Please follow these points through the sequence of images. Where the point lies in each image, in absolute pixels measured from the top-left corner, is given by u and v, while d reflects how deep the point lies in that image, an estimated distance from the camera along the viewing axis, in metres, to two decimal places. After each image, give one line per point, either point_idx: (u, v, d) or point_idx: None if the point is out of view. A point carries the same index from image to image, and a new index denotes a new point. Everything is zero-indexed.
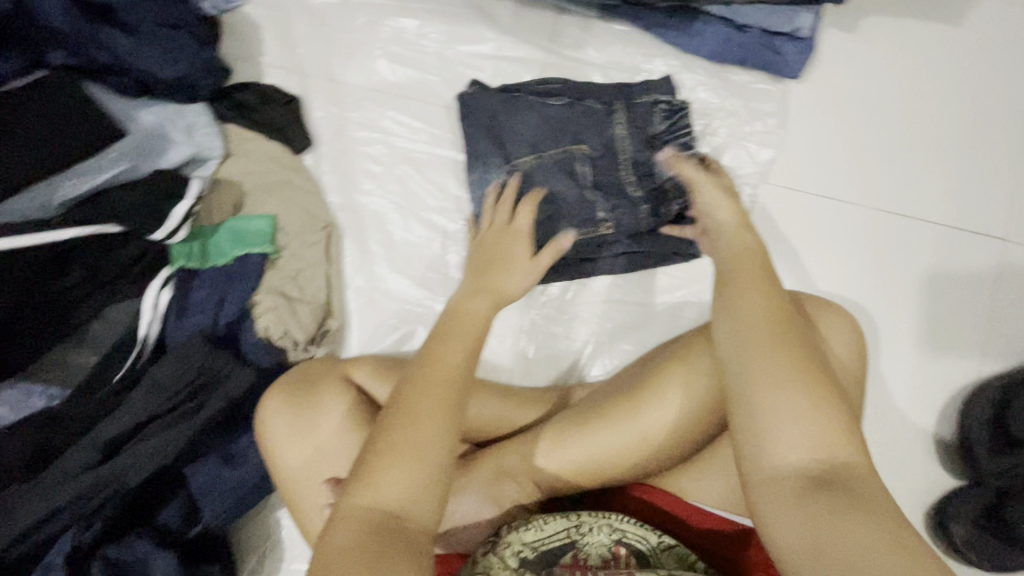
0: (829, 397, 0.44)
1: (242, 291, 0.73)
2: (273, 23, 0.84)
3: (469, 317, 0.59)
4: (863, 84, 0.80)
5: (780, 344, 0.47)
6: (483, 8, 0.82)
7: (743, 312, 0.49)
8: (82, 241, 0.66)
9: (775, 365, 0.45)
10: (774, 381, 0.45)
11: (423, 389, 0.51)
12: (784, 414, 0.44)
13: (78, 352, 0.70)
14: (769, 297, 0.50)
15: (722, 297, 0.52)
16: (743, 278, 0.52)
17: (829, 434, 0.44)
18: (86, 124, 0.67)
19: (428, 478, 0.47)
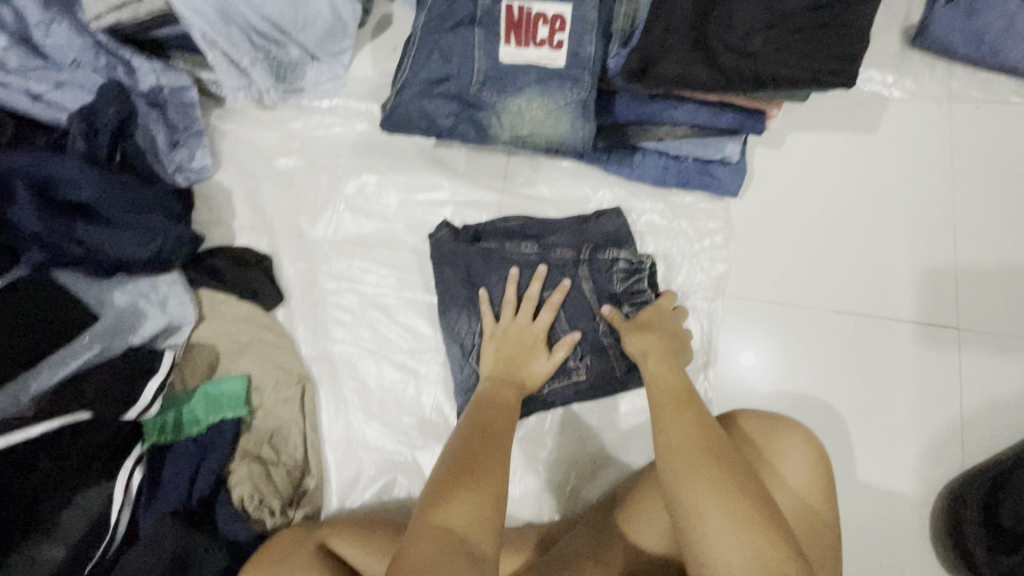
0: (764, 519, 0.48)
1: (215, 461, 0.72)
2: (243, 188, 0.89)
3: (499, 387, 0.70)
4: (794, 196, 0.86)
5: (710, 468, 0.51)
6: (438, 156, 0.89)
7: (674, 440, 0.54)
8: (53, 433, 0.67)
9: (706, 493, 0.50)
10: (708, 510, 0.49)
11: (466, 442, 0.59)
12: (725, 542, 0.48)
13: (45, 547, 0.67)
14: (692, 421, 0.55)
15: (657, 423, 0.56)
16: (673, 400, 0.58)
17: (773, 551, 0.47)
18: (60, 317, 0.70)
19: (488, 502, 0.52)
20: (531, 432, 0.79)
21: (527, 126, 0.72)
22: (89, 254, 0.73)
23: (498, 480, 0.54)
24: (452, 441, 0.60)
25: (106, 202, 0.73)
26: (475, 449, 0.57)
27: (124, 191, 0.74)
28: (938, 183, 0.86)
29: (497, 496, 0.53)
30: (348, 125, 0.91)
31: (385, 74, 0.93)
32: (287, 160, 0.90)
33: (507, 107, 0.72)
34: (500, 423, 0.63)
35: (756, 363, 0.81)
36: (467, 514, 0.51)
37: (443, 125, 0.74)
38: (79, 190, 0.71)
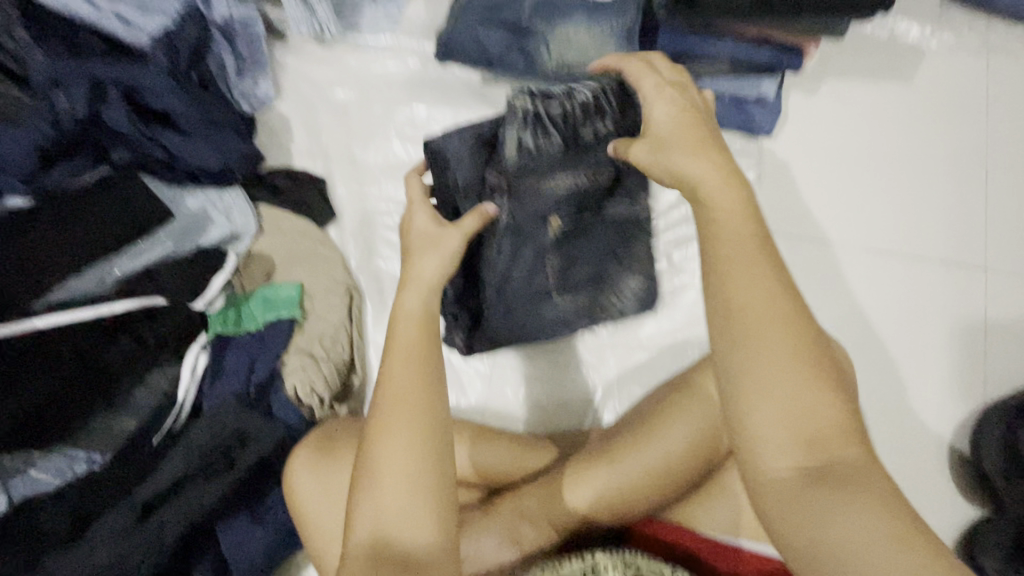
0: (830, 401, 0.42)
1: (272, 353, 0.78)
2: (301, 116, 0.96)
3: (405, 316, 0.54)
4: (824, 138, 0.89)
5: (772, 340, 0.42)
6: (484, 92, 0.94)
7: (730, 293, 0.43)
8: (134, 313, 0.73)
9: (772, 371, 0.41)
10: (775, 374, 0.41)
11: (407, 365, 0.51)
12: (784, 419, 0.41)
13: (121, 419, 0.74)
14: (768, 274, 0.44)
15: (719, 277, 0.44)
16: (752, 243, 0.45)
17: (827, 417, 0.42)
18: (142, 211, 0.75)
19: (423, 481, 0.48)
20: (561, 350, 0.84)
21: (573, 54, 0.77)
22: (167, 160, 0.80)
23: (403, 443, 0.48)
24: (395, 365, 0.51)
25: (183, 112, 0.79)
26: (383, 410, 0.50)
27: (199, 102, 0.80)
28: (973, 133, 0.87)
29: (433, 409, 0.50)
30: (400, 63, 0.97)
31: (437, 16, 0.98)
32: (342, 92, 0.96)
33: (556, 35, 0.76)
34: (420, 334, 0.53)
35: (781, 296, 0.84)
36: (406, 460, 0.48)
37: (493, 53, 0.79)
38: (160, 98, 0.78)
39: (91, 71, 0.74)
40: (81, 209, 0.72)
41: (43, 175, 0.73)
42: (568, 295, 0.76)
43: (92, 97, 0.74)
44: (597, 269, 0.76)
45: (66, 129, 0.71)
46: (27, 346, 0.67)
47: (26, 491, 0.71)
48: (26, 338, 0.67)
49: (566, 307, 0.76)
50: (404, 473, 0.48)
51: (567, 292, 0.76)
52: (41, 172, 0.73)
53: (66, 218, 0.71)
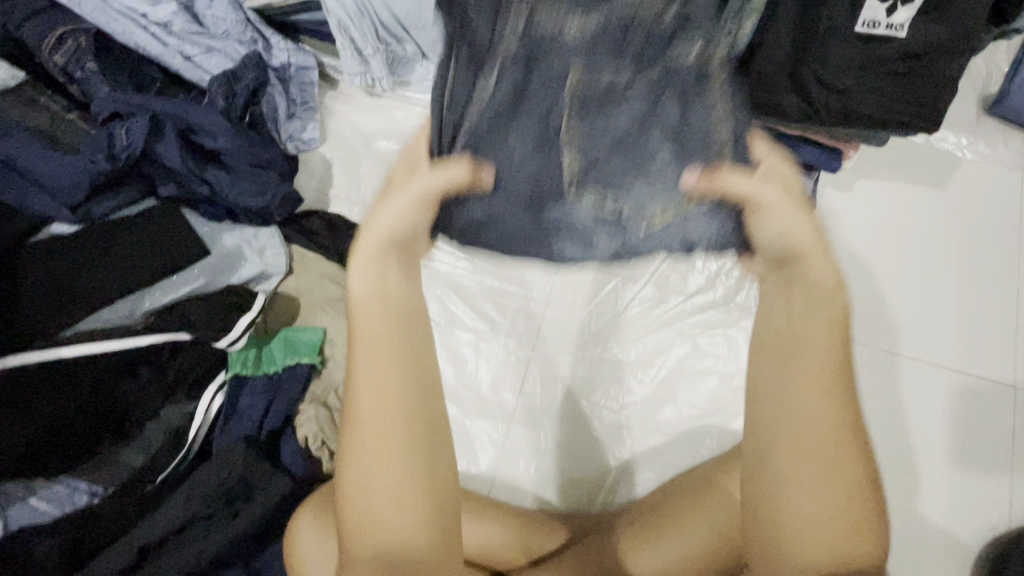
0: (862, 510, 0.44)
1: (287, 398, 0.78)
2: (343, 162, 0.98)
3: (372, 302, 0.47)
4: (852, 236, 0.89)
5: (827, 435, 0.44)
6: (523, 156, 0.96)
7: (804, 339, 0.46)
8: (158, 346, 0.73)
9: (807, 478, 0.44)
10: (809, 410, 0.45)
11: (376, 369, 0.46)
12: (803, 499, 0.44)
13: (127, 453, 0.73)
14: (825, 393, 0.45)
15: (768, 398, 0.46)
16: (827, 315, 0.47)
17: (846, 530, 0.44)
18: (180, 247, 0.77)
19: (423, 480, 0.46)
20: (577, 423, 0.83)
21: None
22: (212, 196, 0.81)
23: (403, 464, 0.45)
24: (365, 388, 0.46)
25: (235, 152, 0.81)
26: (382, 421, 0.46)
27: (250, 144, 0.82)
28: (1002, 245, 0.88)
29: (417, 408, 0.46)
30: None
31: None
32: (386, 143, 0.99)
33: None
34: (395, 328, 0.47)
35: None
36: (392, 485, 0.45)
37: None
38: (215, 138, 0.80)
39: (153, 107, 0.76)
40: (123, 241, 0.73)
41: (91, 202, 0.74)
42: (592, 190, 0.57)
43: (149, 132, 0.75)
44: (640, 169, 0.57)
45: (121, 163, 0.73)
46: (50, 373, 0.67)
47: (21, 520, 0.69)
48: (51, 365, 0.67)
49: (585, 207, 0.58)
50: (399, 488, 0.45)
51: (577, 139, 0.56)
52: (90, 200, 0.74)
53: (107, 249, 0.72)
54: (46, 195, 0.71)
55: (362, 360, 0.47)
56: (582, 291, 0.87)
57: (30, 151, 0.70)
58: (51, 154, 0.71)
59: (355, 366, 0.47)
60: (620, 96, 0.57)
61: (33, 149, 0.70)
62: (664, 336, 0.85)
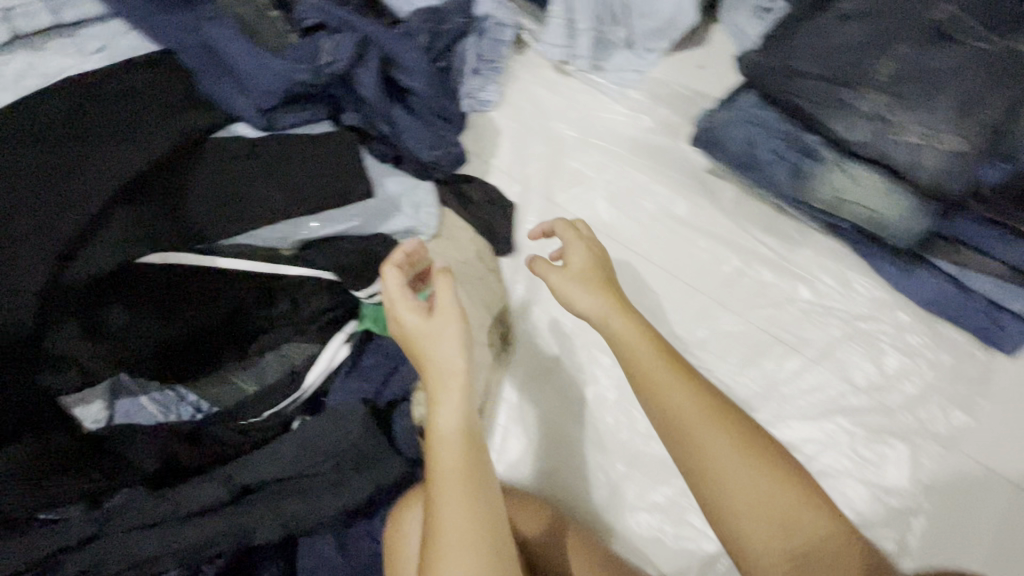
0: (789, 482, 0.55)
1: (412, 372, 0.72)
2: (513, 134, 0.90)
3: (444, 432, 0.60)
4: None
5: (791, 523, 0.53)
6: (707, 182, 0.86)
7: (652, 380, 0.58)
8: (301, 280, 0.68)
9: (756, 516, 0.54)
10: (764, 499, 0.54)
11: (458, 494, 0.57)
12: (754, 531, 0.54)
13: (241, 377, 0.69)
14: (698, 391, 0.57)
15: (656, 393, 0.58)
16: (674, 370, 0.58)
17: (795, 507, 0.54)
18: (348, 180, 0.70)
19: (493, 560, 0.55)
20: None
21: (853, 193, 0.68)
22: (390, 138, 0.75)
23: (472, 557, 0.54)
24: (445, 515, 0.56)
25: (426, 97, 0.74)
26: (465, 475, 0.58)
27: (443, 94, 0.75)
28: None
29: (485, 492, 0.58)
30: (632, 119, 0.90)
31: (687, 86, 0.91)
32: (562, 127, 0.90)
33: (841, 168, 0.68)
34: (461, 447, 0.60)
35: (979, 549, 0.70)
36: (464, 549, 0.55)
37: (759, 158, 0.72)
38: (412, 77, 0.73)
39: (362, 28, 0.70)
40: (298, 161, 0.68)
41: (277, 111, 0.68)
42: (889, 94, 0.64)
43: (354, 53, 0.69)
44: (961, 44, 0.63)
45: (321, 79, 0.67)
46: (195, 279, 0.62)
47: (127, 415, 0.67)
48: (198, 272, 0.63)
49: (871, 101, 0.65)
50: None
51: (886, 93, 0.64)
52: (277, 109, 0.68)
53: (281, 165, 0.67)
54: (239, 92, 0.66)
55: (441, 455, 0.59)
56: (741, 348, 0.79)
57: (234, 43, 0.65)
58: (253, 50, 0.65)
59: (434, 504, 0.57)
60: (953, 64, 0.63)
61: (238, 41, 0.65)
62: (823, 427, 0.75)
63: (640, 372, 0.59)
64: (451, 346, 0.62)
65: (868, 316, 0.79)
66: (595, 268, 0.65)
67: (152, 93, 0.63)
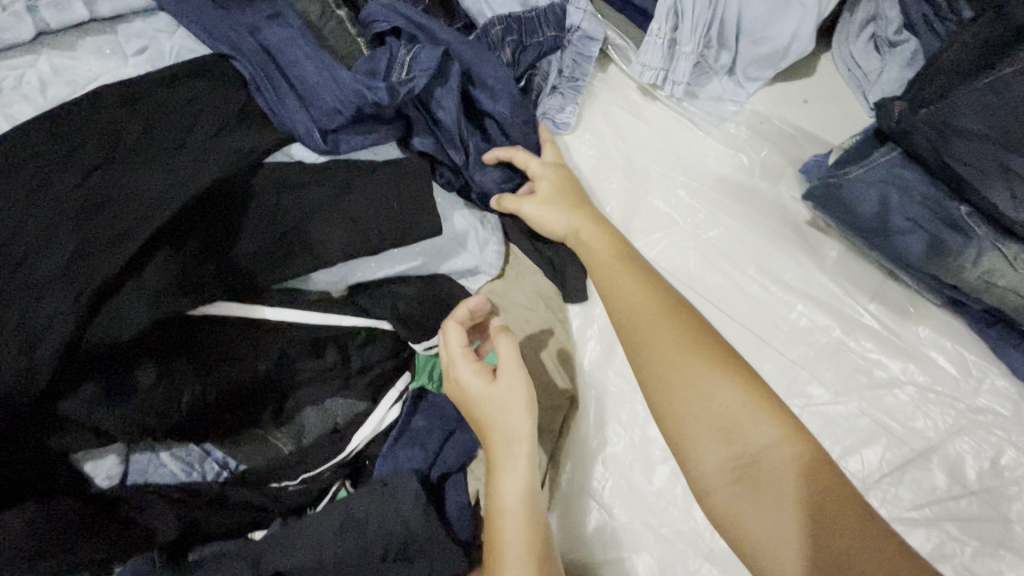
0: (767, 428, 0.45)
1: (469, 437, 0.63)
2: (591, 163, 0.80)
3: (507, 509, 0.49)
4: None
5: (734, 430, 0.46)
6: (805, 235, 0.77)
7: (652, 359, 0.49)
8: (356, 330, 0.60)
9: (761, 488, 0.44)
10: (741, 424, 0.46)
11: (521, 573, 0.46)
12: (762, 515, 0.43)
13: (277, 435, 0.60)
14: (684, 338, 0.49)
15: (641, 346, 0.50)
16: (676, 329, 0.49)
17: (761, 455, 0.45)
18: (416, 217, 0.59)
19: None
20: None
21: (1008, 279, 0.58)
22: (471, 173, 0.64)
23: None
24: None
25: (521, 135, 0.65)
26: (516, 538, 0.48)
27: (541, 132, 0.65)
28: None
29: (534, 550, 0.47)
30: (725, 157, 0.80)
31: (789, 125, 0.80)
32: (646, 159, 0.80)
33: (997, 248, 0.58)
34: (524, 516, 0.49)
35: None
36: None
37: (892, 224, 0.62)
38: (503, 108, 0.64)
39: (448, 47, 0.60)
40: (362, 192, 0.58)
41: (342, 133, 0.59)
42: None
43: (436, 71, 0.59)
44: None
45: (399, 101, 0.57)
46: (236, 330, 0.54)
47: (143, 475, 0.57)
48: (239, 321, 0.54)
49: None
50: None
51: None
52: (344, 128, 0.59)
53: (343, 197, 0.57)
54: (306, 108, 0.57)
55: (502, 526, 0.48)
56: (841, 430, 0.69)
57: (304, 55, 0.58)
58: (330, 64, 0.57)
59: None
60: None
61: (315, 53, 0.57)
62: (934, 532, 0.66)
63: (593, 268, 0.56)
64: (518, 420, 0.50)
65: (989, 407, 0.69)
66: (565, 190, 0.61)
67: (201, 109, 0.54)
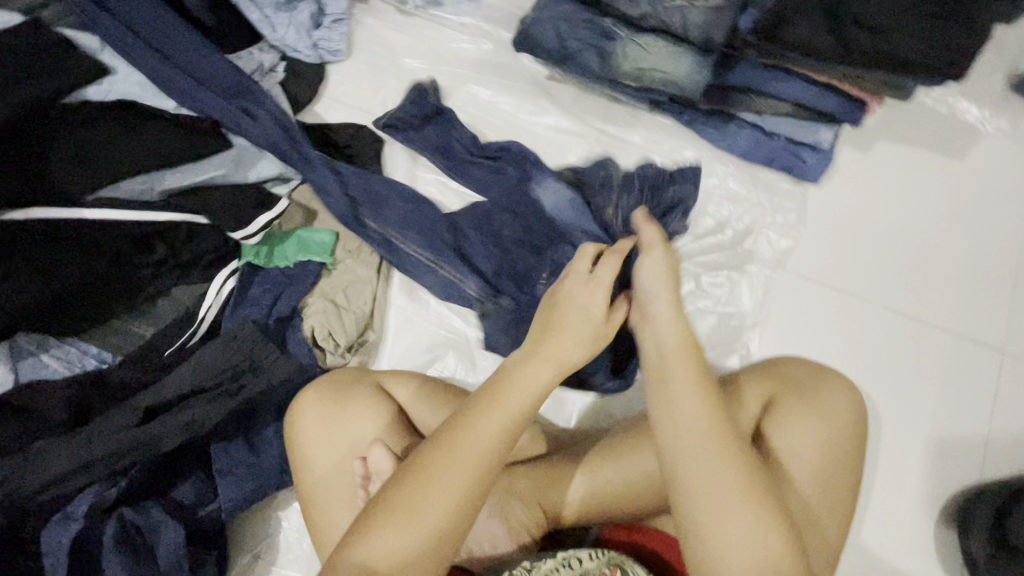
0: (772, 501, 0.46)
1: (297, 291, 0.79)
2: (368, 75, 0.97)
3: (516, 386, 0.51)
4: (887, 209, 0.90)
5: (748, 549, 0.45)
6: (547, 87, 0.96)
7: (687, 442, 0.48)
8: (176, 224, 0.75)
9: (732, 531, 0.45)
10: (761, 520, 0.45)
11: (463, 474, 0.46)
12: (719, 528, 0.45)
13: (137, 324, 0.76)
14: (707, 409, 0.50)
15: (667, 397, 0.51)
16: (694, 380, 0.52)
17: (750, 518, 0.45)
18: (200, 134, 0.78)
19: (432, 543, 0.44)
20: None
21: (648, 61, 0.77)
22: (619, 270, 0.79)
23: (442, 501, 0.45)
24: (441, 463, 0.46)
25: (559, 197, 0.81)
26: (498, 445, 0.47)
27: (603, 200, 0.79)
28: None
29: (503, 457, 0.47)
30: (474, 43, 0.98)
31: (520, 7, 0.99)
32: (412, 61, 0.98)
33: (635, 42, 0.77)
34: (518, 404, 0.50)
35: (799, 343, 0.84)
36: (406, 552, 0.44)
37: (569, 49, 0.80)
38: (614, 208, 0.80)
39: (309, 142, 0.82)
40: (153, 121, 0.75)
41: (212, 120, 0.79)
42: None
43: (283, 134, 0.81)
44: None
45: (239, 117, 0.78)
46: (70, 234, 0.69)
47: (33, 374, 0.71)
48: (69, 228, 0.69)
49: None
50: (408, 534, 0.44)
51: None
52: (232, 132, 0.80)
53: (137, 126, 0.74)
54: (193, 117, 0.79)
55: (479, 415, 0.48)
56: None
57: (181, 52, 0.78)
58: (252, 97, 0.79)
59: (424, 471, 0.46)
60: None
61: (156, 53, 0.78)
62: None
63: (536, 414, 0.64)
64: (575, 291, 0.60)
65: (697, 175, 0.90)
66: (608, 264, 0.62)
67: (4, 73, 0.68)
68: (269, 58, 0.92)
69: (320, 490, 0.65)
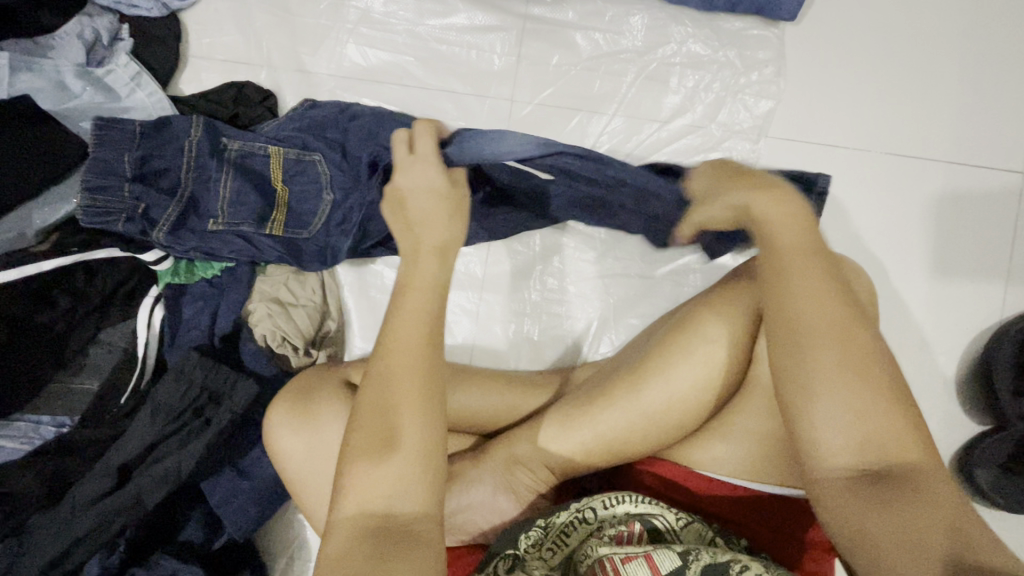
0: (889, 399, 0.39)
1: (235, 301, 0.72)
2: (233, 16, 0.79)
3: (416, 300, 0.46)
4: (902, 35, 0.76)
5: (869, 442, 0.39)
6: None
7: (806, 312, 0.41)
8: (67, 270, 0.66)
9: (835, 400, 0.39)
10: (876, 415, 0.39)
11: (404, 396, 0.42)
12: (828, 407, 0.39)
13: (80, 380, 0.69)
14: (828, 291, 0.42)
15: (783, 276, 0.43)
16: (808, 259, 0.43)
17: (875, 424, 0.39)
18: (53, 150, 0.65)
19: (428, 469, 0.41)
20: (553, 283, 0.76)
21: None
22: None
23: (400, 459, 0.41)
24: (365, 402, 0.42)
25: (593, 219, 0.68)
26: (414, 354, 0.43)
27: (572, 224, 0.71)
28: None
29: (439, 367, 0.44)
30: None
31: None
32: None
33: None
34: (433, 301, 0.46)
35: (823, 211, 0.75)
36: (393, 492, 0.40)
37: None
38: None
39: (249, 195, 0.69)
40: None
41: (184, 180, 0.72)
42: None
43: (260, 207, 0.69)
44: None
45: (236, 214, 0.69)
46: None
47: None
48: None
49: None
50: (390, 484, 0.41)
51: None
52: (193, 217, 0.68)
53: None
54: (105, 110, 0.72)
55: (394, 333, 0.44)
56: (544, 134, 0.76)
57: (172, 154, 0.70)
58: (209, 175, 0.68)
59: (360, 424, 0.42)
60: None
61: None
62: None
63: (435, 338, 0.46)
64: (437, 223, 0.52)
65: (647, 47, 0.76)
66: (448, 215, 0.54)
67: None
68: (105, 24, 0.73)
69: (318, 504, 0.62)
